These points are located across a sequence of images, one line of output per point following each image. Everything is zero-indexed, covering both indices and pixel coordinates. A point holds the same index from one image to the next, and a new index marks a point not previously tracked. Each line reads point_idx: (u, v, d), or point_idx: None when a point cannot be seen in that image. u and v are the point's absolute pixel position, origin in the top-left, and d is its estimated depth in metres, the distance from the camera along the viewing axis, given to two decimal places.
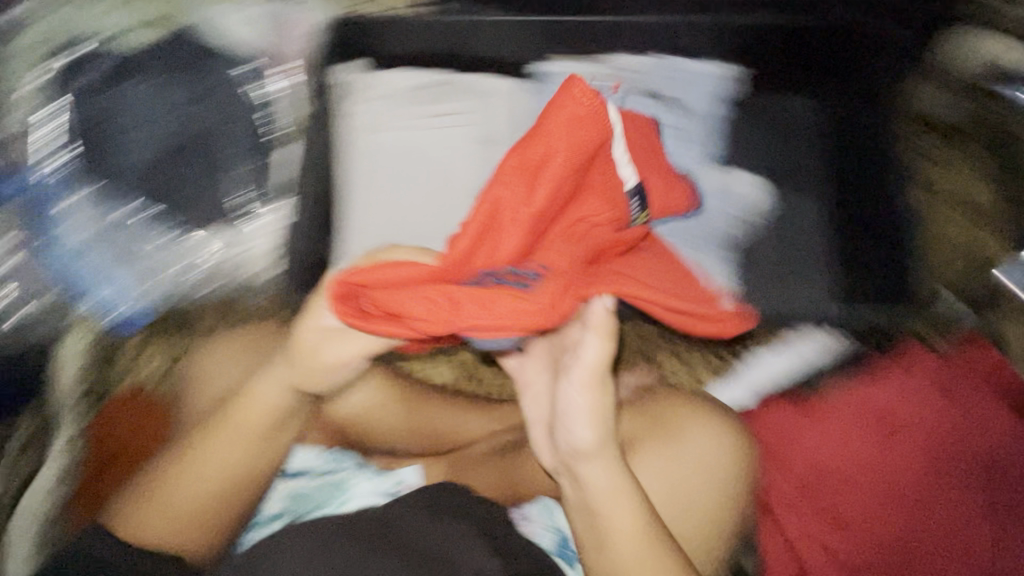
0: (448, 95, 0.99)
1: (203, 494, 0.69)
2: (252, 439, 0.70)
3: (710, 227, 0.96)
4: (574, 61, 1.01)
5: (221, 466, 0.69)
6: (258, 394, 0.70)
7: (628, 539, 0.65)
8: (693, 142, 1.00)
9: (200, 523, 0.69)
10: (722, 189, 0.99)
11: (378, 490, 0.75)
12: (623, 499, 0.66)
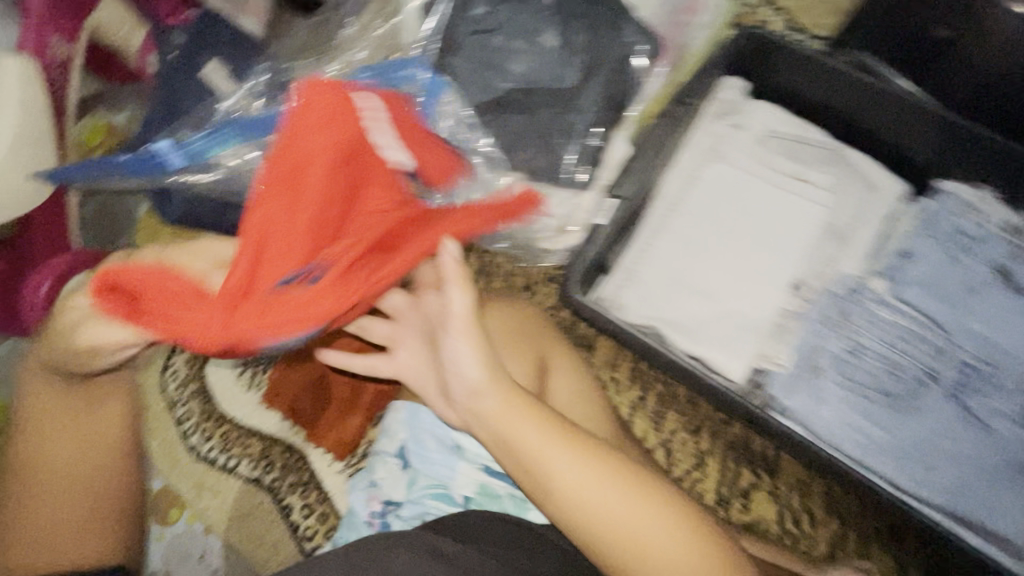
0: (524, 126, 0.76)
1: (64, 510, 0.59)
2: (100, 446, 0.61)
3: (936, 316, 0.69)
4: (745, 112, 0.80)
5: (104, 342, 0.47)
6: (89, 333, 0.47)
7: (566, 458, 0.49)
8: (948, 205, 0.73)
9: (74, 538, 0.59)
10: (989, 266, 0.70)
11: (454, 455, 0.65)
12: (534, 428, 0.50)
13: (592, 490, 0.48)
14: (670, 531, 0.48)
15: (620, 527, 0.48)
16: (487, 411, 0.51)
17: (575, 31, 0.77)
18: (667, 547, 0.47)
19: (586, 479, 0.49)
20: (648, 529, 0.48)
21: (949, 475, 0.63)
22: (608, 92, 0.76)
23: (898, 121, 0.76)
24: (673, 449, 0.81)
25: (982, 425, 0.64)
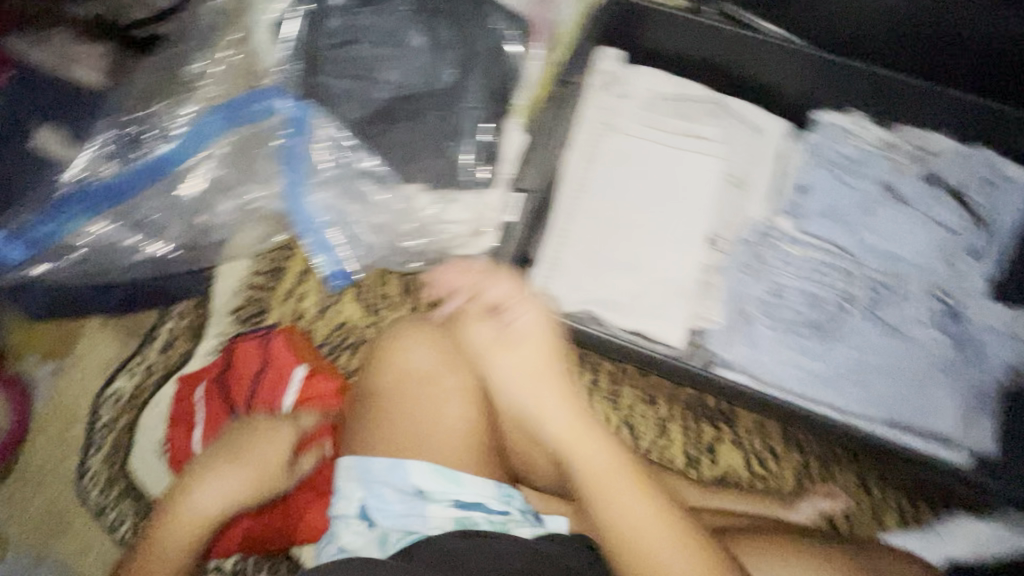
0: (407, 129, 0.73)
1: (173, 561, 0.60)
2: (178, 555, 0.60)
3: (835, 241, 0.73)
4: (628, 75, 0.79)
5: (175, 555, 0.60)
6: (201, 495, 0.63)
7: (595, 452, 0.59)
8: (824, 136, 0.77)
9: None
10: (875, 186, 0.76)
11: (419, 499, 0.60)
12: (555, 422, 0.62)
13: (590, 472, 0.57)
14: (674, 546, 0.52)
15: (597, 485, 0.56)
16: (559, 425, 0.61)
17: (439, 27, 0.74)
18: (651, 536, 0.53)
19: (597, 471, 0.57)
20: (643, 526, 0.53)
21: (890, 388, 0.65)
22: (487, 83, 0.74)
23: (767, 62, 0.77)
24: (635, 424, 0.82)
25: (901, 333, 0.67)
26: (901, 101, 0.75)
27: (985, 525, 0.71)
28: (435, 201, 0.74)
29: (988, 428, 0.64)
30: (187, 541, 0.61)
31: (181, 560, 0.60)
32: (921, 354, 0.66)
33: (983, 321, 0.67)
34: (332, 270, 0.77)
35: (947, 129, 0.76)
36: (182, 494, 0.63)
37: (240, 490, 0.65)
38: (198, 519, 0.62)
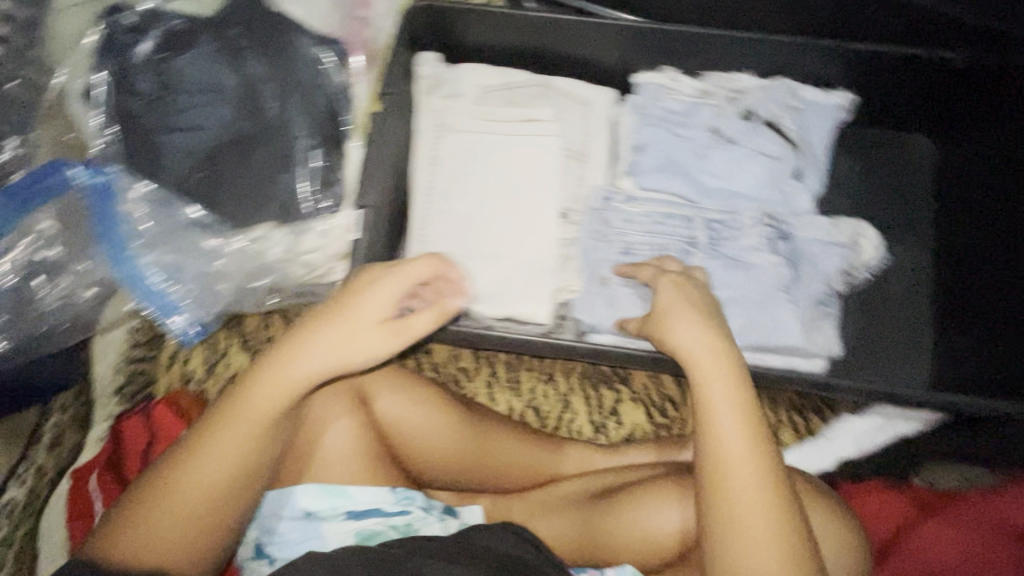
0: (237, 169, 0.73)
1: (211, 462, 0.48)
2: (247, 446, 0.49)
3: (674, 192, 0.78)
4: (452, 75, 0.81)
5: (223, 456, 0.48)
6: (233, 418, 0.49)
7: (737, 431, 0.50)
8: (647, 96, 0.82)
9: (199, 514, 0.47)
10: (703, 132, 0.80)
11: (312, 522, 0.60)
12: (730, 424, 0.50)
13: (738, 472, 0.49)
14: (769, 522, 0.47)
15: (727, 459, 0.49)
16: (711, 402, 0.51)
17: (251, 64, 0.75)
18: (743, 514, 0.47)
19: (744, 458, 0.49)
20: (741, 496, 0.48)
21: (741, 315, 0.69)
22: (313, 111, 0.75)
23: (577, 37, 0.80)
24: (539, 405, 0.84)
25: (742, 262, 0.72)
26: (705, 50, 0.80)
27: (863, 418, 0.76)
28: (286, 235, 0.74)
29: (830, 331, 0.70)
30: (255, 433, 0.49)
31: (230, 472, 0.49)
32: (763, 278, 0.70)
33: (812, 234, 0.72)
34: (181, 326, 0.77)
35: (753, 67, 0.81)
36: (209, 422, 0.50)
37: (290, 387, 0.51)
38: (262, 415, 0.50)
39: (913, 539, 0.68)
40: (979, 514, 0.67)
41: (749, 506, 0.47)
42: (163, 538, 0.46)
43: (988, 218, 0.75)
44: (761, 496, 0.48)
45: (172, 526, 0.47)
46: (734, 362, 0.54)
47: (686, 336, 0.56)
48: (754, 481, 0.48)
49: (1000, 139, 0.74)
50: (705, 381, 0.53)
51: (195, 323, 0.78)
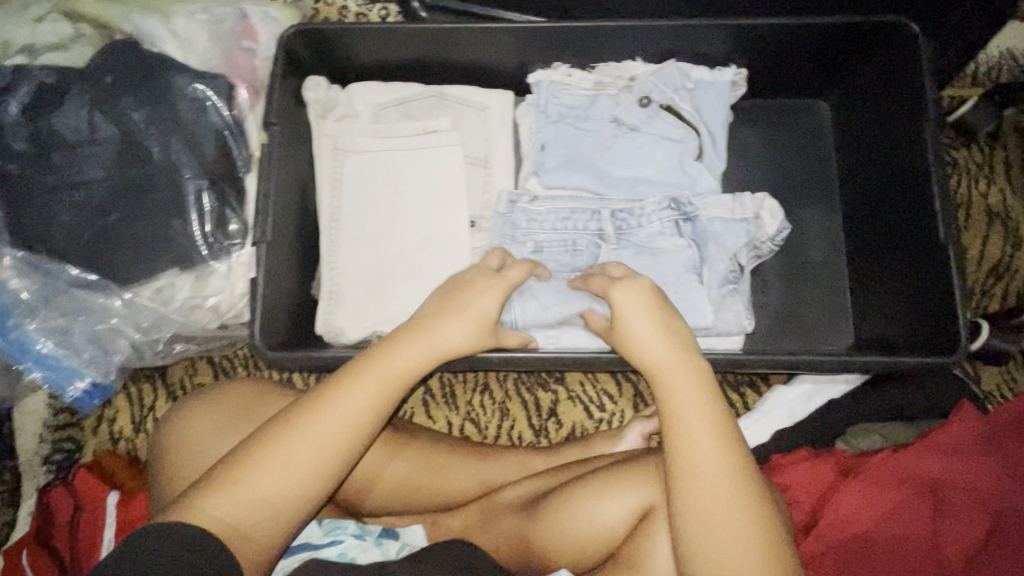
0: (125, 220, 0.70)
1: (319, 444, 0.50)
2: (341, 439, 0.51)
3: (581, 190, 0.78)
4: (346, 97, 0.80)
5: (335, 438, 0.50)
6: (352, 396, 0.52)
7: (709, 441, 0.50)
8: (543, 94, 0.81)
9: (282, 493, 0.48)
10: (602, 124, 0.80)
11: None
12: (698, 427, 0.51)
13: (713, 479, 0.49)
14: (738, 523, 0.47)
15: (701, 465, 0.49)
16: (681, 422, 0.51)
17: (129, 111, 0.72)
18: (715, 526, 0.47)
19: (717, 475, 0.49)
20: (718, 506, 0.48)
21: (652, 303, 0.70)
22: (200, 149, 0.73)
23: (466, 42, 0.79)
24: (478, 416, 0.83)
25: (651, 249, 0.72)
26: (595, 41, 0.79)
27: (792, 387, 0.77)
28: (188, 279, 0.72)
29: (738, 307, 0.71)
30: (364, 417, 0.52)
31: (327, 455, 0.50)
32: (673, 264, 0.70)
33: (715, 214, 0.73)
34: (80, 393, 0.74)
35: (644, 53, 0.81)
36: (325, 402, 0.51)
37: (401, 381, 0.54)
38: (379, 399, 0.53)
39: (856, 525, 0.56)
40: (920, 476, 0.56)
41: (721, 512, 0.48)
42: (264, 506, 0.47)
43: (887, 176, 0.76)
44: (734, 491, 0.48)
45: (270, 498, 0.48)
46: (700, 380, 0.54)
47: (650, 350, 0.56)
48: (728, 485, 0.48)
49: (888, 96, 0.75)
50: (675, 399, 0.53)
51: (96, 387, 0.75)
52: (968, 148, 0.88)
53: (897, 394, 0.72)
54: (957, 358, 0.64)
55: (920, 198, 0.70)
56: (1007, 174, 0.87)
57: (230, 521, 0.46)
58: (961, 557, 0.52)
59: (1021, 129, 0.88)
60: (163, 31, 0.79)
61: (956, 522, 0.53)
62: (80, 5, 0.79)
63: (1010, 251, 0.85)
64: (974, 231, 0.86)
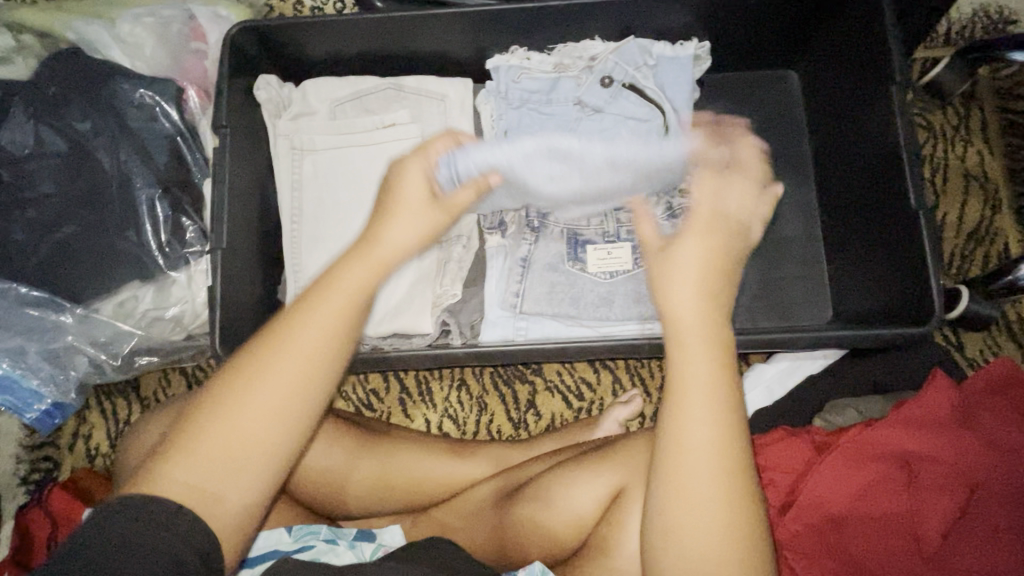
0: (76, 232, 0.68)
1: (286, 375, 0.42)
2: (306, 361, 0.43)
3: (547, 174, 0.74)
4: (299, 96, 0.78)
5: (291, 382, 0.42)
6: (302, 330, 0.43)
7: (705, 419, 0.43)
8: (503, 80, 0.77)
9: (256, 445, 0.42)
10: (565, 107, 0.77)
11: None
12: (697, 400, 0.43)
13: (701, 462, 0.43)
14: (721, 511, 0.43)
15: (691, 449, 0.43)
16: (685, 386, 0.44)
17: (75, 121, 0.70)
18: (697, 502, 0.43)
19: (706, 447, 0.43)
20: (704, 499, 0.43)
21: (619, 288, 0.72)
22: (152, 157, 0.72)
23: (420, 30, 0.76)
24: (455, 412, 0.82)
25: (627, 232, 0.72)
26: (552, 23, 0.77)
27: (768, 363, 0.76)
28: (149, 290, 0.71)
29: None
30: (319, 349, 0.43)
31: (287, 400, 0.42)
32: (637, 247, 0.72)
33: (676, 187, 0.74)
34: (40, 414, 0.73)
35: (605, 32, 0.79)
36: (273, 341, 0.43)
37: (356, 301, 0.45)
38: (338, 318, 0.44)
39: (834, 504, 0.56)
40: (892, 451, 0.57)
41: (701, 498, 0.43)
42: (228, 466, 0.41)
43: (857, 145, 0.74)
44: (725, 468, 0.43)
45: (234, 457, 0.41)
46: (717, 351, 0.45)
47: (683, 298, 0.46)
48: (720, 473, 0.43)
49: (856, 62, 0.73)
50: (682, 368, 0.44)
51: (57, 407, 0.74)
52: (943, 111, 0.86)
53: (874, 365, 0.71)
54: (932, 327, 0.63)
55: (890, 167, 0.69)
56: (984, 135, 0.85)
57: (195, 487, 0.40)
58: (937, 531, 0.53)
59: (996, 89, 0.86)
60: (108, 38, 0.77)
61: (931, 495, 0.54)
62: (21, 16, 0.77)
63: (988, 215, 0.83)
64: (950, 197, 0.84)
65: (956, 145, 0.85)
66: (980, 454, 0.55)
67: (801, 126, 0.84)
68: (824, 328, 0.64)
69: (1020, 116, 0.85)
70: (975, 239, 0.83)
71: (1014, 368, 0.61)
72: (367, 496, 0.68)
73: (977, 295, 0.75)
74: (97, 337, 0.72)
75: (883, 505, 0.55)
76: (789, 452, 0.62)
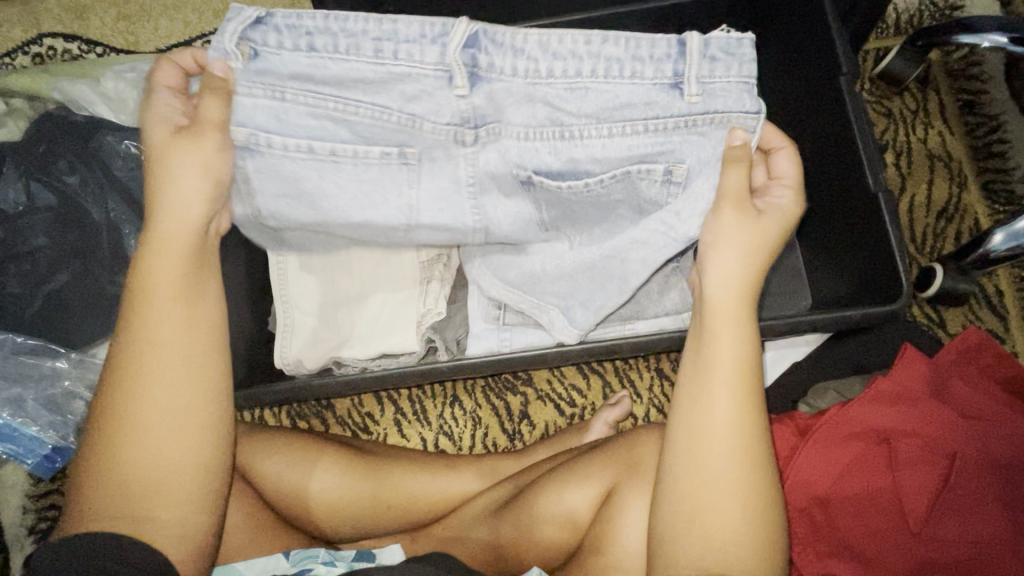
0: (67, 281, 0.71)
1: (167, 384, 0.48)
2: (181, 367, 0.48)
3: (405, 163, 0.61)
4: None
5: (169, 408, 0.47)
6: (155, 353, 0.48)
7: (729, 341, 0.51)
8: None
9: (172, 459, 0.47)
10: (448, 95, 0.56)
11: None
12: (725, 329, 0.52)
13: (723, 378, 0.49)
14: (731, 424, 0.48)
15: (714, 369, 0.50)
16: (713, 325, 0.52)
17: (59, 176, 0.73)
18: (720, 432, 0.48)
19: (726, 366, 0.50)
20: (714, 414, 0.49)
21: (726, 187, 0.53)
22: (139, 204, 0.75)
23: None
24: (450, 428, 0.83)
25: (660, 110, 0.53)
26: None
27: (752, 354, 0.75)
28: None
29: (682, 285, 0.71)
30: (185, 359, 0.49)
31: (169, 414, 0.47)
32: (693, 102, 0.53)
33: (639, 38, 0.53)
34: (40, 459, 0.75)
35: None
36: (128, 366, 0.48)
37: (179, 302, 0.50)
38: (179, 312, 0.49)
39: (820, 486, 0.58)
40: (868, 429, 0.59)
41: (720, 409, 0.49)
42: (150, 482, 0.46)
43: (815, 139, 0.77)
44: (730, 374, 0.50)
45: (158, 470, 0.47)
46: (738, 319, 0.52)
47: (720, 265, 0.53)
48: (751, 395, 0.49)
49: (806, 61, 0.76)
50: (711, 349, 0.51)
51: (55, 450, 0.76)
52: (900, 97, 0.89)
53: (854, 346, 0.73)
54: (902, 305, 0.65)
55: (847, 155, 0.71)
56: (943, 117, 0.88)
57: (142, 514, 0.46)
58: (919, 502, 0.55)
59: (950, 71, 0.89)
60: (92, 94, 0.81)
61: (911, 469, 0.56)
62: (9, 82, 0.81)
63: (956, 192, 0.85)
64: (915, 177, 0.86)
65: (915, 127, 0.88)
66: (956, 426, 0.57)
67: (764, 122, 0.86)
68: (794, 316, 0.65)
69: (978, 96, 0.87)
70: (945, 216, 0.85)
71: (990, 334, 0.63)
72: (367, 520, 0.68)
73: (948, 271, 0.77)
74: (88, 381, 0.74)
75: (865, 487, 0.57)
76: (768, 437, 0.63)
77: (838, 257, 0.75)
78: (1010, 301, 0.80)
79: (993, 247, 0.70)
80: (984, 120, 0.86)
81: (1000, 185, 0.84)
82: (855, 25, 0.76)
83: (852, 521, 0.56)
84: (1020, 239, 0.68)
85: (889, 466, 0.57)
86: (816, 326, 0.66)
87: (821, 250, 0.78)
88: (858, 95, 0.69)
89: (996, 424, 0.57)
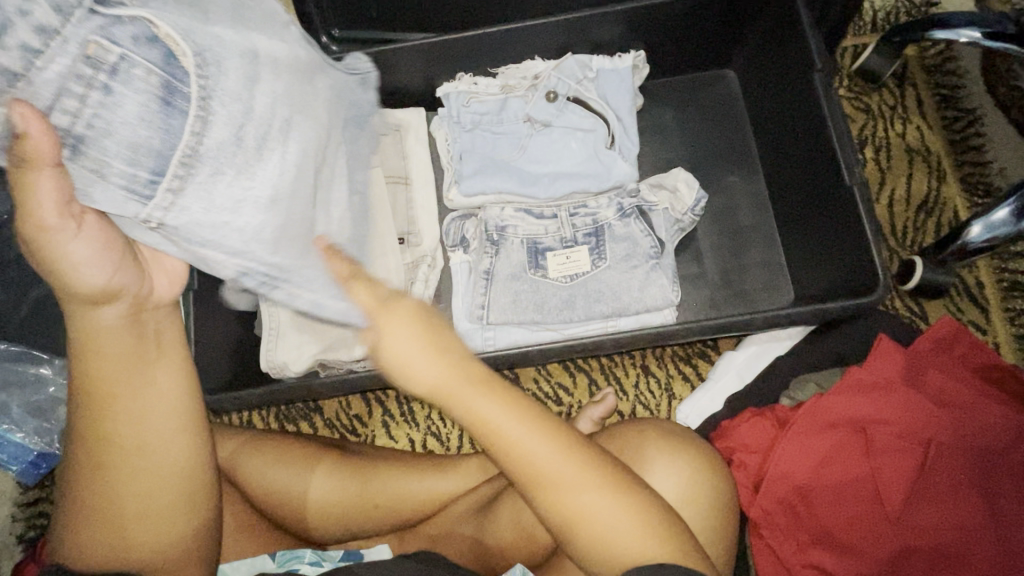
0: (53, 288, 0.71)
1: (144, 439, 0.46)
2: (154, 419, 0.47)
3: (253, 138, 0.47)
4: None
5: (149, 484, 0.46)
6: (130, 407, 0.46)
7: (486, 401, 0.44)
8: (454, 105, 0.80)
9: (153, 517, 0.47)
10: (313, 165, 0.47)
11: None
12: (487, 402, 0.44)
13: (516, 432, 0.44)
14: (562, 468, 0.44)
15: (501, 439, 0.44)
16: (455, 398, 0.44)
17: None
18: (560, 472, 0.44)
19: (509, 423, 0.44)
20: (538, 461, 0.44)
21: None
22: None
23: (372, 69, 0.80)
24: (439, 427, 0.84)
25: None
26: (495, 49, 0.81)
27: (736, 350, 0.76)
28: None
29: (662, 282, 0.72)
30: (158, 417, 0.47)
31: (144, 466, 0.46)
32: None
33: None
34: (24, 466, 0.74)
35: (545, 53, 0.82)
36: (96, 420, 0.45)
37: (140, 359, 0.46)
38: (138, 373, 0.46)
39: (800, 476, 0.59)
40: (847, 420, 0.60)
41: (533, 463, 0.44)
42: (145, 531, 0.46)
43: (791, 135, 0.78)
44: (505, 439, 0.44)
45: (145, 519, 0.47)
46: (480, 381, 0.45)
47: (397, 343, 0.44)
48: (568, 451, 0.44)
49: (781, 59, 0.77)
50: (481, 416, 0.44)
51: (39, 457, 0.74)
52: (878, 94, 0.90)
53: (835, 338, 0.73)
54: (881, 295, 0.64)
55: (824, 150, 0.72)
56: (920, 112, 0.89)
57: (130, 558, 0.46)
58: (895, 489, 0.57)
59: (926, 67, 0.90)
60: None
61: (887, 457, 0.57)
62: None
63: (934, 185, 0.86)
64: (894, 172, 0.87)
65: (894, 122, 0.89)
66: (931, 414, 0.58)
67: (744, 120, 0.87)
68: (771, 311, 0.65)
69: (954, 91, 0.88)
70: (925, 210, 0.85)
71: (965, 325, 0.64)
72: (350, 521, 0.68)
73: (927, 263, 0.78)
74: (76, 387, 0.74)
75: (843, 475, 0.58)
76: (749, 428, 0.63)
77: (817, 251, 0.76)
78: (989, 292, 0.81)
79: (970, 239, 0.71)
80: (961, 115, 0.87)
81: (979, 178, 0.85)
82: (829, 23, 0.77)
83: (830, 508, 0.57)
84: (997, 230, 0.68)
85: (868, 455, 0.58)
86: (791, 319, 0.66)
87: (801, 245, 0.79)
88: (833, 90, 0.70)
89: (971, 412, 0.58)
